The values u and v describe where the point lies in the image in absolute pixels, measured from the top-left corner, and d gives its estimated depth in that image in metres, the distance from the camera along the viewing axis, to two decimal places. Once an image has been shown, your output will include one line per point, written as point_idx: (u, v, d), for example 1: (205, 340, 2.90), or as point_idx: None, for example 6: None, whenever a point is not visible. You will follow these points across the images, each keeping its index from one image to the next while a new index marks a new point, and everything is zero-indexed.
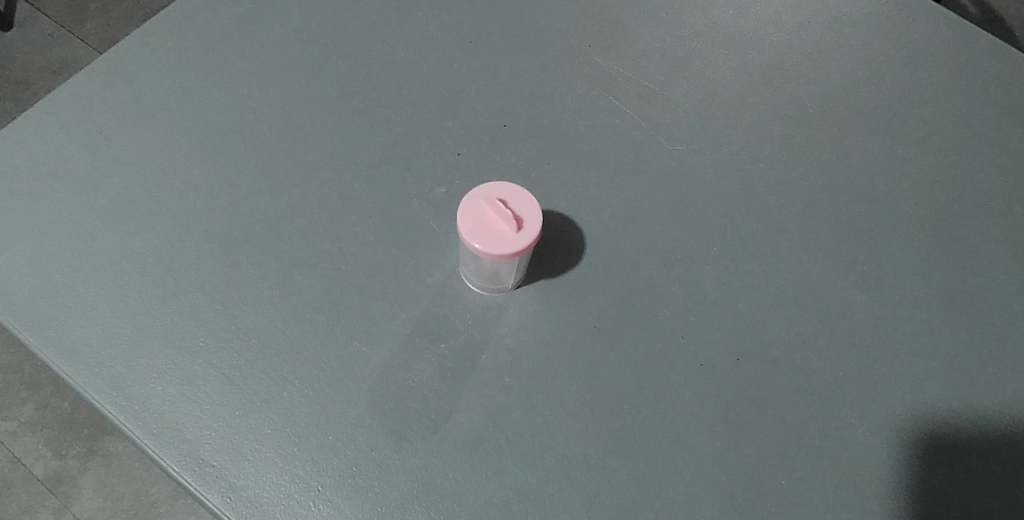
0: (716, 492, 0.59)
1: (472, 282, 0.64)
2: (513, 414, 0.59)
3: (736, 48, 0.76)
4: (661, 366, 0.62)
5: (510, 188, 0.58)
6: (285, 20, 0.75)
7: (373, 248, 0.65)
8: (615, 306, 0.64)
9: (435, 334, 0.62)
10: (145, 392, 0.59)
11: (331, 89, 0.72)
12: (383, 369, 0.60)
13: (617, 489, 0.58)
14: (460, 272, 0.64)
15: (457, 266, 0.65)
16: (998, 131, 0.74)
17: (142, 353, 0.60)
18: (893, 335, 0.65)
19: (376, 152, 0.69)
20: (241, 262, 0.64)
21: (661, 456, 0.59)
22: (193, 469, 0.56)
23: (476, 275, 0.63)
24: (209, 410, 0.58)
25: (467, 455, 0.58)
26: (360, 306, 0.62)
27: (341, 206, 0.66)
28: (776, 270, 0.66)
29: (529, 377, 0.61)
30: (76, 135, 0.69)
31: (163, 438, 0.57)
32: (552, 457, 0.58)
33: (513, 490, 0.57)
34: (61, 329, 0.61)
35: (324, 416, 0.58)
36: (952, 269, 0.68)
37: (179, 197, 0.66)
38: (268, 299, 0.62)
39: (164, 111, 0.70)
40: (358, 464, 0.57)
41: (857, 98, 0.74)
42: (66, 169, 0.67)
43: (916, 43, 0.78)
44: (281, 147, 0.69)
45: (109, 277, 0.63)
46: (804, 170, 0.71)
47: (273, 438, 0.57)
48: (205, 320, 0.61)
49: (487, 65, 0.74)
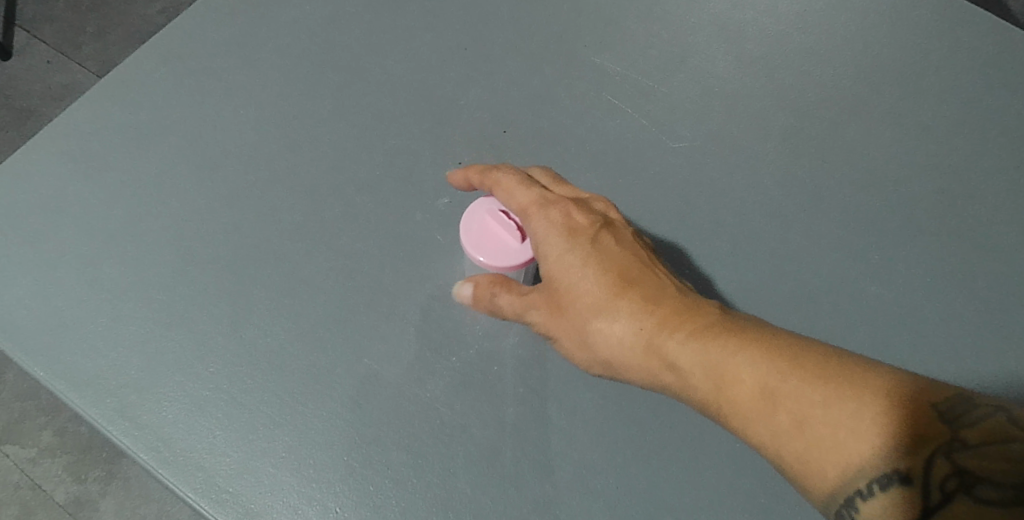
0: (740, 492, 0.58)
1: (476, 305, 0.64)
2: (528, 425, 0.59)
3: (734, 39, 0.75)
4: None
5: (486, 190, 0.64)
6: (279, 37, 0.75)
7: (377, 263, 0.64)
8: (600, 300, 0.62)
9: (446, 346, 0.61)
10: (160, 421, 0.58)
11: (329, 105, 0.71)
12: (397, 386, 0.60)
13: (637, 494, 0.57)
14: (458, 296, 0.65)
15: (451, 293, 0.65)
16: (1008, 113, 0.72)
17: (152, 381, 0.60)
18: (912, 326, 0.63)
19: (377, 166, 0.68)
20: (247, 285, 0.63)
21: (682, 460, 0.59)
22: (210, 496, 0.56)
23: None
24: (222, 436, 0.58)
25: (484, 469, 0.57)
26: (368, 323, 0.62)
27: (345, 222, 0.66)
28: (786, 265, 0.65)
29: (542, 386, 0.60)
30: (75, 167, 0.68)
31: (177, 467, 0.57)
32: (569, 467, 0.58)
33: (534, 503, 0.57)
34: (70, 362, 0.60)
35: (338, 435, 0.58)
36: (967, 254, 0.66)
37: (184, 220, 0.66)
38: (276, 319, 0.62)
39: (163, 135, 0.70)
40: (376, 483, 0.56)
41: (859, 84, 0.73)
42: (69, 200, 0.67)
43: (916, 26, 0.76)
44: (281, 166, 0.68)
45: (118, 306, 0.63)
46: (811, 160, 0.70)
47: (287, 459, 0.57)
48: (215, 345, 0.61)
49: (482, 71, 0.73)
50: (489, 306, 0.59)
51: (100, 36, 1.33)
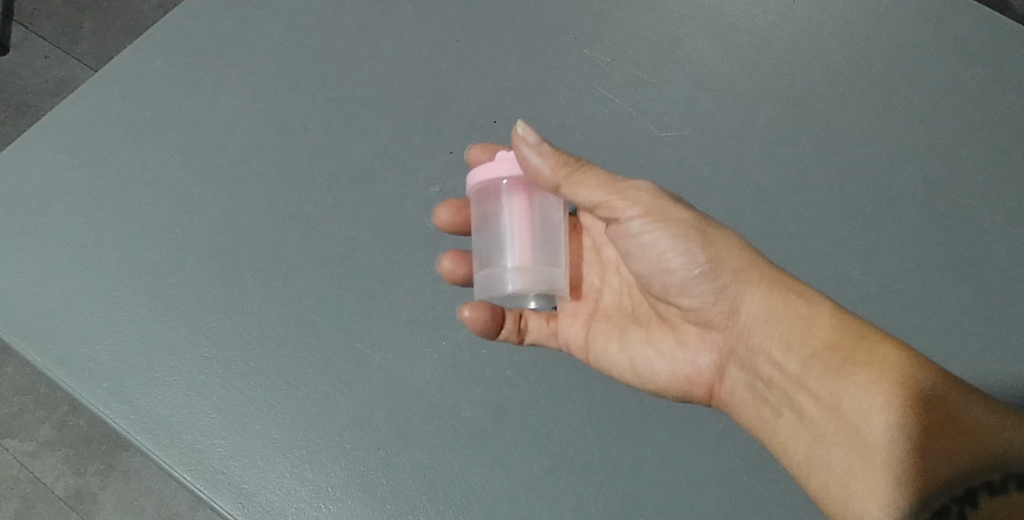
0: (720, 470, 0.60)
1: (520, 278, 0.57)
2: (514, 407, 0.62)
3: (723, 28, 0.75)
4: (681, 342, 0.62)
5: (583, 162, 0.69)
6: (270, 27, 0.75)
7: (370, 251, 0.66)
8: (635, 301, 0.65)
9: (437, 331, 0.64)
10: (155, 406, 0.62)
11: (320, 95, 0.72)
12: (389, 370, 0.62)
13: (617, 473, 0.60)
14: (496, 282, 0.57)
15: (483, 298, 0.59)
16: (1006, 94, 0.71)
17: (148, 366, 0.63)
18: (892, 312, 0.65)
19: (367, 155, 0.69)
20: (240, 274, 0.66)
21: (663, 440, 0.61)
22: (204, 477, 0.59)
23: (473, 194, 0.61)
24: (217, 419, 0.61)
25: (471, 448, 0.60)
26: (360, 310, 0.64)
27: (337, 211, 0.67)
28: (768, 252, 0.67)
29: (529, 368, 0.63)
30: (77, 158, 0.71)
31: (172, 448, 0.60)
32: (553, 447, 0.61)
33: (519, 481, 0.60)
34: (69, 349, 0.64)
35: (329, 417, 0.61)
36: (953, 239, 0.67)
37: (181, 211, 0.68)
38: (270, 306, 0.65)
39: (159, 126, 0.72)
40: (366, 464, 0.60)
41: (852, 66, 0.72)
42: (71, 190, 0.70)
43: (916, 5, 0.74)
44: (274, 157, 0.70)
45: (115, 295, 0.66)
46: (796, 148, 0.70)
47: (278, 441, 0.60)
48: (210, 331, 0.64)
49: (472, 62, 0.74)
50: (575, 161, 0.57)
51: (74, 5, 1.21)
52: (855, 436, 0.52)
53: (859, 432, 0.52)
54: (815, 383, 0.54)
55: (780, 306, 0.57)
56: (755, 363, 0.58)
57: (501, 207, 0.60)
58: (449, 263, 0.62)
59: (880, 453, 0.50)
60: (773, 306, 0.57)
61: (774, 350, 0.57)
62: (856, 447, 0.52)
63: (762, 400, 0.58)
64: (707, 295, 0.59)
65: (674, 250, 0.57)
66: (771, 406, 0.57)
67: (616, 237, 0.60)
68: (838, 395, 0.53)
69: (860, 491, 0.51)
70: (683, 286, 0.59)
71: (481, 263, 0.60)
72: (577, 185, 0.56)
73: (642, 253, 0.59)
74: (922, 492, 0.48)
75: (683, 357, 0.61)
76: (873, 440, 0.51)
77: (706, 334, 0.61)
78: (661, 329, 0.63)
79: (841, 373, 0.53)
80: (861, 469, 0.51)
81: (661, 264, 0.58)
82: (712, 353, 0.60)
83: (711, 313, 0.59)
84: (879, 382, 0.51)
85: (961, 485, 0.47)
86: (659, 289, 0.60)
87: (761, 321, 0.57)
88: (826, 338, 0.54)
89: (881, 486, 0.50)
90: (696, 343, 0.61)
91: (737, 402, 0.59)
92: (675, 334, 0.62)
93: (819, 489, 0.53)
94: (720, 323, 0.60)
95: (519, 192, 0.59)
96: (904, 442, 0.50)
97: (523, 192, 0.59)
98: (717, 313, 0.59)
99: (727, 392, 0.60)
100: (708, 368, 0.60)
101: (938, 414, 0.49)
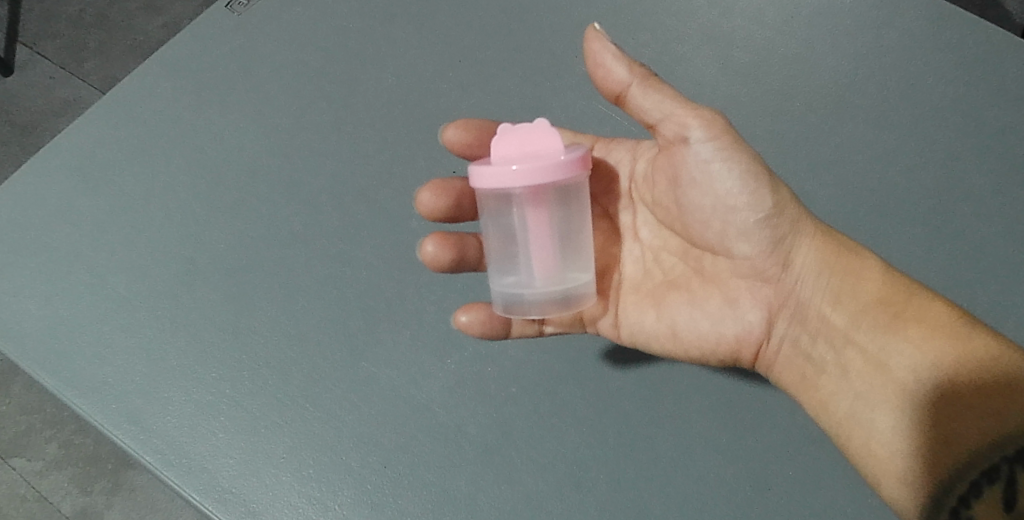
0: (725, 485, 0.61)
1: (553, 302, 0.51)
2: (519, 424, 0.62)
3: (722, 47, 0.75)
4: (728, 300, 0.55)
5: (627, 99, 0.52)
6: (271, 49, 0.76)
7: (374, 270, 0.67)
8: (665, 262, 0.58)
9: (443, 349, 0.64)
10: (165, 425, 0.63)
11: (322, 117, 0.73)
12: (394, 390, 0.63)
13: (622, 489, 0.61)
14: (524, 305, 0.51)
15: (505, 314, 0.52)
16: (1008, 108, 0.71)
17: (156, 386, 0.64)
18: None
19: (370, 176, 0.70)
20: (246, 296, 0.67)
21: (669, 457, 0.61)
22: (214, 497, 0.60)
23: (490, 223, 0.52)
24: (225, 439, 0.62)
25: (477, 466, 0.61)
26: (365, 329, 0.65)
27: (342, 232, 0.68)
28: None
29: (535, 385, 0.63)
30: (85, 182, 0.73)
31: (181, 468, 0.61)
32: (558, 464, 0.61)
33: (526, 498, 0.61)
34: (79, 371, 0.65)
35: (337, 437, 0.62)
36: (953, 252, 0.67)
37: (186, 233, 0.70)
38: (277, 327, 0.65)
39: (164, 149, 0.73)
40: (373, 482, 0.61)
41: (852, 82, 0.73)
42: (77, 214, 0.71)
43: (914, 20, 0.75)
44: (278, 179, 0.71)
45: (124, 317, 0.67)
46: (795, 162, 0.71)
47: (286, 462, 0.61)
48: (218, 352, 0.65)
49: (475, 82, 0.73)
50: (646, 73, 0.51)
51: (76, 24, 1.22)
52: (903, 392, 0.49)
53: (908, 387, 0.49)
54: (864, 337, 0.52)
55: (832, 259, 0.54)
56: (805, 316, 0.54)
57: (513, 215, 0.50)
58: (431, 248, 0.56)
59: (930, 406, 0.48)
60: (825, 258, 0.54)
61: (823, 303, 0.54)
62: (905, 404, 0.49)
63: (807, 357, 0.54)
64: (765, 243, 0.53)
65: (741, 187, 0.51)
66: (816, 363, 0.54)
67: (674, 164, 0.53)
68: (888, 351, 0.51)
69: (905, 451, 0.49)
70: (737, 233, 0.53)
71: (499, 273, 0.52)
72: (647, 91, 0.51)
73: (701, 188, 0.52)
74: (968, 448, 0.46)
75: (730, 317, 0.55)
76: (922, 395, 0.49)
77: (759, 289, 0.55)
78: (704, 288, 0.56)
79: (892, 328, 0.51)
80: (911, 425, 0.49)
81: (724, 202, 0.52)
82: (763, 311, 0.55)
83: (765, 265, 0.54)
84: (937, 337, 0.49)
85: (1012, 445, 0.44)
86: (713, 237, 0.54)
87: (813, 275, 0.54)
88: (877, 293, 0.52)
89: (923, 443, 0.48)
90: (745, 299, 0.55)
91: (781, 363, 0.56)
92: (721, 291, 0.55)
93: (867, 455, 0.51)
94: (772, 276, 0.54)
95: (536, 198, 0.49)
96: (957, 399, 0.47)
97: (541, 196, 0.50)
98: (771, 263, 0.54)
99: (772, 351, 0.55)
100: (757, 326, 0.55)
101: (996, 374, 0.46)
